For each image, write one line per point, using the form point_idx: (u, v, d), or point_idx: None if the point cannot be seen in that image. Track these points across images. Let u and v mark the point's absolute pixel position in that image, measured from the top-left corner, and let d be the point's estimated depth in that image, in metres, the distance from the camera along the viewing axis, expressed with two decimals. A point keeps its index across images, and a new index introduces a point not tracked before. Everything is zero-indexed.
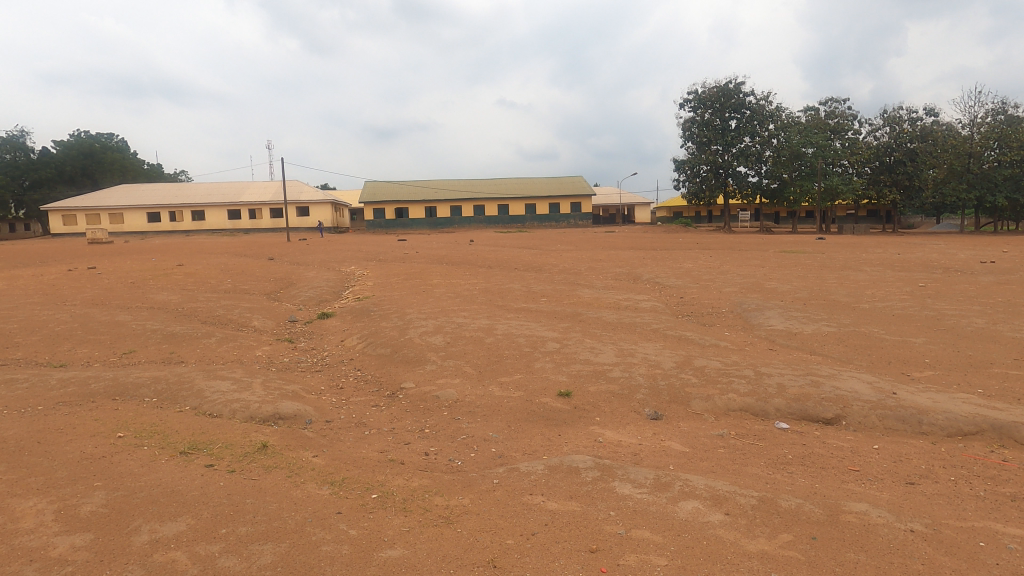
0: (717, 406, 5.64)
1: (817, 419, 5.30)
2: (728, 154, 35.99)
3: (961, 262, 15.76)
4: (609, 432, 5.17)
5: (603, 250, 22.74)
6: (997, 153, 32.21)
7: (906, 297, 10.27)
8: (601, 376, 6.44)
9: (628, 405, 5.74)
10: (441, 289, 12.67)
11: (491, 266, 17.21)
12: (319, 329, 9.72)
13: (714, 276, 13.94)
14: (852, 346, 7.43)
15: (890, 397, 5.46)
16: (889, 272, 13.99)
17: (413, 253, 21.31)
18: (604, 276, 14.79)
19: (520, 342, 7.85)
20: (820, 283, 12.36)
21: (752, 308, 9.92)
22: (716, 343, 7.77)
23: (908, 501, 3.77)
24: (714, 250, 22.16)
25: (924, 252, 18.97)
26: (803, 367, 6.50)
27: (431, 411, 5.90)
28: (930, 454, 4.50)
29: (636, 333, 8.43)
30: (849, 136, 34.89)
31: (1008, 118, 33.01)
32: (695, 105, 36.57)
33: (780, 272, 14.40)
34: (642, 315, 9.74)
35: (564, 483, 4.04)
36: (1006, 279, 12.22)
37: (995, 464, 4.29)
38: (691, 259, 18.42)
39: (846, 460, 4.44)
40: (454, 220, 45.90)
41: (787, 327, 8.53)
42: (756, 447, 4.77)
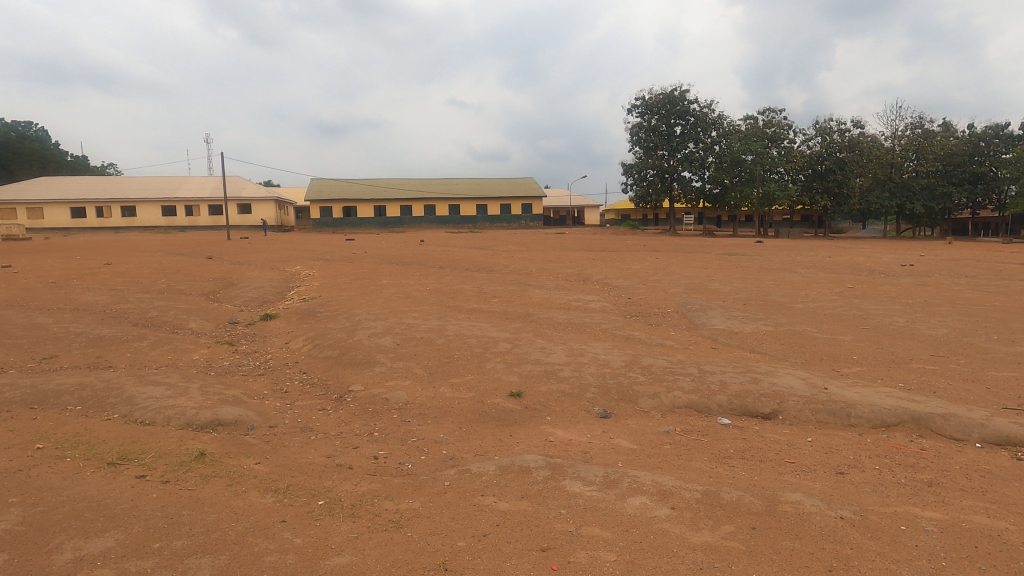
0: (663, 403, 5.80)
1: (756, 414, 5.53)
2: (673, 159, 37.16)
3: (884, 264, 16.89)
4: (560, 431, 5.22)
5: (554, 251, 23.05)
6: (915, 163, 35.10)
7: (836, 298, 10.93)
8: (552, 376, 6.50)
9: (578, 404, 5.83)
10: (391, 289, 12.49)
11: (442, 266, 17.12)
12: (262, 331, 9.36)
13: (661, 277, 14.39)
14: (787, 344, 7.83)
15: (822, 392, 5.78)
16: (821, 273, 14.83)
17: (362, 253, 20.92)
18: (554, 277, 14.98)
19: (472, 342, 7.83)
20: (758, 284, 12.96)
21: (695, 308, 10.31)
22: (662, 342, 8.01)
23: (839, 490, 3.99)
24: (660, 252, 22.90)
25: (852, 255, 20.27)
26: (743, 365, 6.79)
27: (381, 414, 5.78)
28: (858, 445, 4.79)
29: (586, 333, 8.57)
30: (785, 144, 36.76)
31: (924, 132, 36.04)
32: (643, 110, 37.63)
33: (722, 273, 15.03)
34: (592, 315, 9.90)
35: (515, 483, 4.04)
36: (923, 280, 13.24)
37: (914, 453, 4.62)
38: (638, 260, 18.95)
39: (783, 453, 4.67)
40: (404, 219, 45.27)
41: (729, 326, 8.90)
42: (700, 442, 4.94)
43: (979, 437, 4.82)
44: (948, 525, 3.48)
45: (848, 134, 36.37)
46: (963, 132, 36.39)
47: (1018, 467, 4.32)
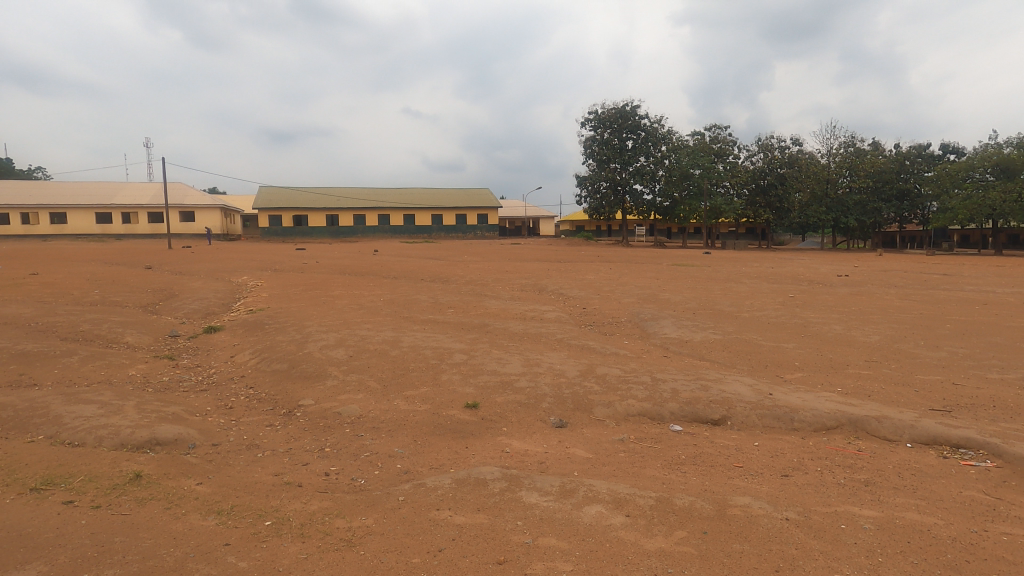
0: (617, 411, 5.89)
1: (707, 420, 5.69)
2: (625, 172, 38.10)
3: (822, 275, 17.81)
4: (516, 441, 5.21)
5: (509, 261, 23.16)
6: (849, 180, 37.28)
7: (779, 307, 11.43)
8: (508, 386, 6.49)
9: (535, 414, 5.84)
10: (344, 300, 12.20)
11: (397, 277, 16.88)
12: (205, 345, 8.94)
13: (614, 287, 14.67)
14: (734, 352, 8.11)
15: (767, 398, 6.01)
16: (765, 284, 15.50)
17: (314, 263, 20.39)
18: (510, 287, 15.02)
19: (427, 354, 7.74)
20: (707, 294, 13.40)
21: (648, 317, 10.55)
22: (616, 351, 8.15)
23: (784, 492, 4.14)
24: (613, 262, 23.38)
25: (792, 267, 21.28)
26: (694, 372, 6.98)
27: (332, 428, 5.61)
28: (801, 448, 4.99)
29: (542, 343, 8.61)
30: (730, 160, 38.35)
31: (856, 150, 38.38)
32: (596, 124, 38.51)
33: (672, 284, 15.47)
34: (548, 325, 9.97)
35: (471, 496, 4.00)
36: (857, 290, 14.03)
37: (852, 454, 4.85)
38: (591, 271, 19.27)
39: (732, 458, 4.81)
40: (358, 229, 44.47)
41: (679, 335, 9.15)
42: (653, 449, 5.04)
43: (909, 437, 5.12)
44: (884, 522, 3.66)
45: (788, 151, 38.37)
46: (891, 151, 38.96)
47: (945, 464, 4.61)
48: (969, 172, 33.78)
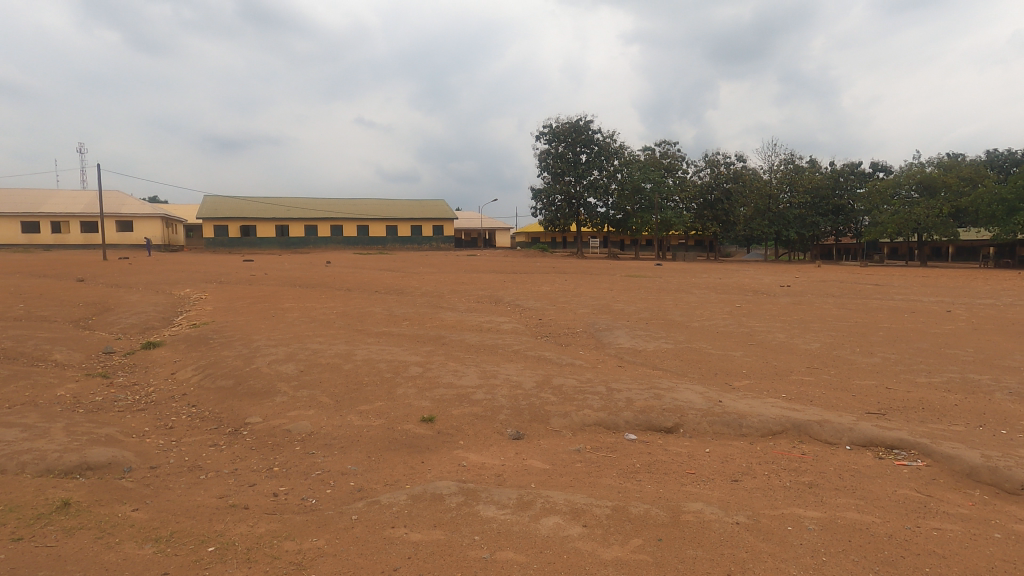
0: (574, 422, 5.93)
1: (660, 428, 5.80)
2: (579, 185, 38.79)
3: (766, 285, 18.60)
4: (473, 455, 5.16)
5: (465, 272, 23.09)
6: (789, 195, 39.23)
7: (727, 316, 11.85)
8: (464, 399, 6.43)
9: (492, 426, 5.80)
10: (294, 313, 11.83)
11: (350, 288, 16.52)
12: (143, 362, 8.46)
13: (569, 298, 14.86)
14: (686, 360, 8.34)
15: (717, 405, 6.19)
16: (714, 294, 16.06)
17: (263, 275, 19.72)
18: (466, 299, 14.95)
19: (381, 367, 7.58)
20: (659, 304, 13.76)
21: (602, 328, 10.72)
22: (572, 362, 8.23)
23: (734, 497, 4.26)
24: (568, 274, 23.70)
25: (739, 277, 22.13)
26: (647, 381, 7.12)
27: (282, 446, 5.40)
28: (749, 453, 5.16)
29: (498, 355, 8.60)
30: (679, 174, 39.70)
31: (796, 167, 40.46)
32: (550, 138, 39.11)
33: (626, 294, 15.80)
34: (504, 337, 9.97)
35: (427, 513, 3.92)
36: (798, 299, 14.74)
37: (797, 458, 5.05)
38: (547, 282, 19.45)
39: (685, 465, 4.92)
40: (309, 239, 43.37)
41: (633, 345, 9.34)
42: (609, 458, 5.09)
43: (848, 440, 5.37)
44: (826, 522, 3.82)
45: (733, 167, 40.06)
46: (826, 168, 41.25)
47: (880, 465, 4.86)
48: (896, 189, 36.21)
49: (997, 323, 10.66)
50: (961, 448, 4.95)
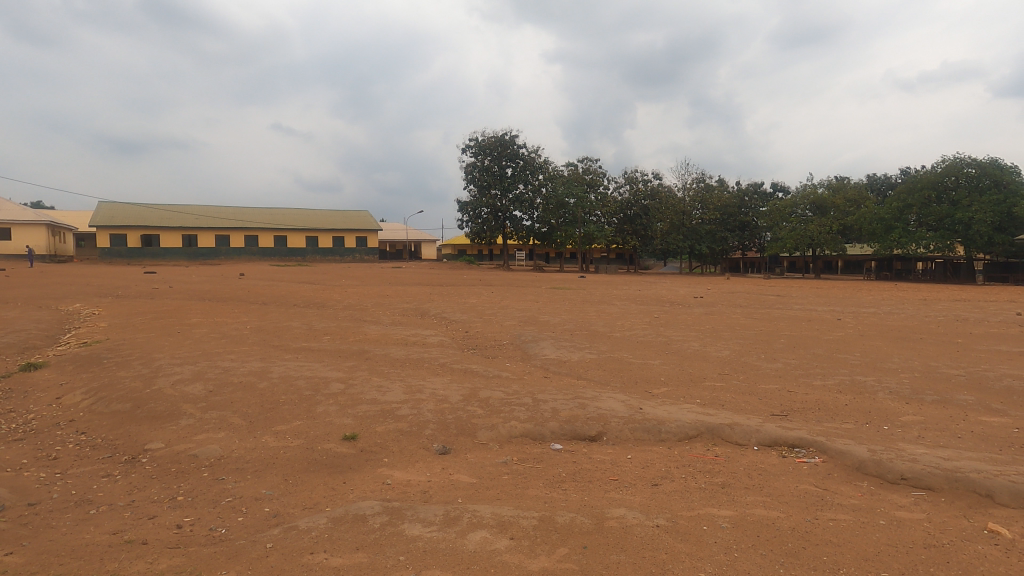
0: (500, 434, 5.92)
1: (584, 437, 5.92)
2: (505, 198, 39.22)
3: (681, 297, 19.66)
4: (398, 472, 5.02)
5: (390, 285, 22.61)
6: (701, 212, 41.81)
7: (646, 326, 12.37)
8: (389, 415, 6.26)
9: (417, 442, 5.68)
10: (203, 328, 11.06)
11: (266, 302, 15.69)
12: (22, 386, 7.55)
13: (496, 310, 14.91)
14: (608, 370, 8.60)
15: (638, 412, 6.43)
16: (634, 305, 16.75)
17: (167, 288, 18.32)
18: (391, 312, 14.62)
19: (300, 385, 7.22)
20: (583, 316, 14.13)
21: (528, 339, 10.85)
22: (498, 374, 8.25)
23: (655, 500, 4.42)
24: (495, 286, 23.82)
25: (656, 290, 23.26)
26: (572, 391, 7.27)
27: (187, 473, 4.99)
28: (668, 458, 5.38)
29: (424, 368, 8.46)
30: (601, 190, 41.18)
31: (706, 185, 43.21)
32: (476, 151, 39.37)
33: (551, 306, 16.11)
34: (431, 350, 9.83)
35: (349, 535, 3.76)
36: (710, 310, 15.69)
37: (711, 460, 5.33)
38: (474, 294, 19.46)
39: (608, 472, 5.05)
40: (221, 250, 40.82)
41: (558, 355, 9.51)
42: (535, 469, 5.13)
43: (756, 440, 5.75)
44: (738, 520, 4.05)
45: (650, 184, 42.18)
46: (733, 187, 44.39)
47: (784, 463, 5.23)
48: (793, 208, 39.60)
49: (879, 330, 11.85)
50: (851, 443, 5.43)
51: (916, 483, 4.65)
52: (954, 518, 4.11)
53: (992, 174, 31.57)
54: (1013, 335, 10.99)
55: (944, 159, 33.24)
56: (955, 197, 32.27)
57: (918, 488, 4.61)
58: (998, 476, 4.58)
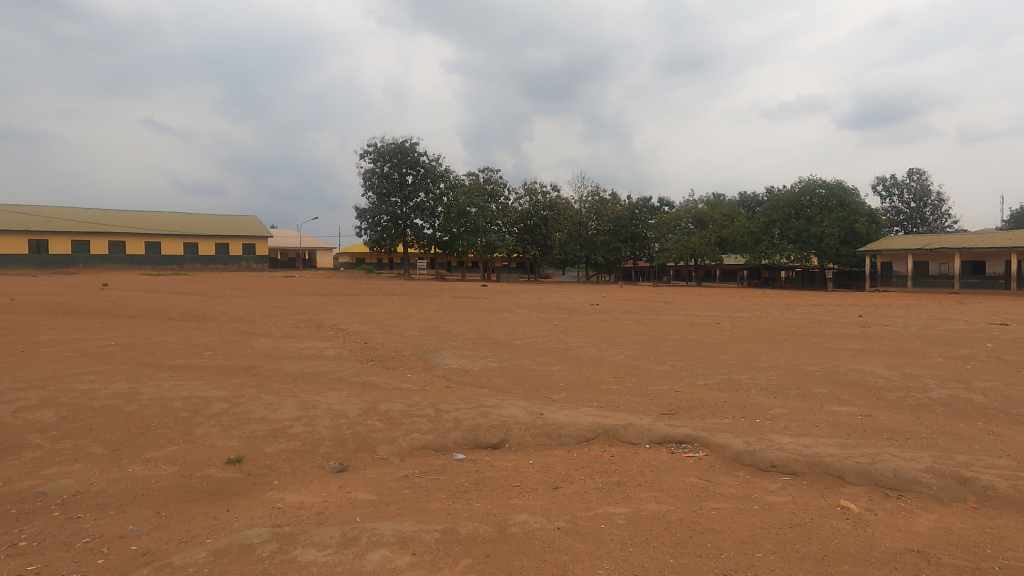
0: (402, 447, 5.76)
1: (487, 445, 5.93)
2: (405, 207, 38.55)
3: (579, 304, 20.44)
4: (290, 495, 4.70)
5: (281, 295, 21.30)
6: (596, 223, 43.95)
7: (546, 334, 12.69)
8: (280, 434, 5.86)
9: (312, 461, 5.37)
10: (55, 346, 9.69)
11: (136, 316, 14.12)
12: None
13: (396, 320, 14.55)
14: (510, 377, 8.70)
15: (539, 418, 6.56)
16: (534, 313, 17.13)
17: (8, 301, 15.88)
18: (282, 324, 13.73)
19: (176, 406, 6.55)
20: (484, 324, 14.19)
21: (430, 349, 10.68)
22: (399, 386, 8.04)
23: (556, 503, 4.53)
24: (395, 295, 23.28)
25: (555, 298, 23.97)
26: (475, 400, 7.25)
27: (32, 514, 4.31)
28: (568, 461, 5.54)
29: (319, 383, 8.03)
30: (502, 201, 41.78)
31: (601, 198, 45.46)
32: (375, 157, 38.41)
33: (453, 315, 16.03)
34: (327, 363, 9.35)
35: (234, 568, 3.44)
36: (605, 316, 16.46)
37: (608, 460, 5.56)
38: (373, 304, 18.87)
39: (510, 478, 5.09)
40: (78, 258, 36.29)
41: (460, 365, 9.47)
42: (438, 481, 5.04)
43: (648, 439, 6.08)
44: (633, 516, 4.25)
45: (549, 197, 43.55)
46: (624, 200, 47.07)
47: (673, 459, 5.58)
48: (677, 221, 42.75)
49: (750, 332, 13.10)
50: (730, 437, 5.93)
51: (783, 469, 5.17)
52: (814, 498, 4.62)
53: (838, 195, 36.27)
54: (857, 335, 12.65)
55: (801, 181, 37.64)
56: (810, 214, 36.62)
57: (784, 474, 5.12)
58: (848, 458, 5.23)
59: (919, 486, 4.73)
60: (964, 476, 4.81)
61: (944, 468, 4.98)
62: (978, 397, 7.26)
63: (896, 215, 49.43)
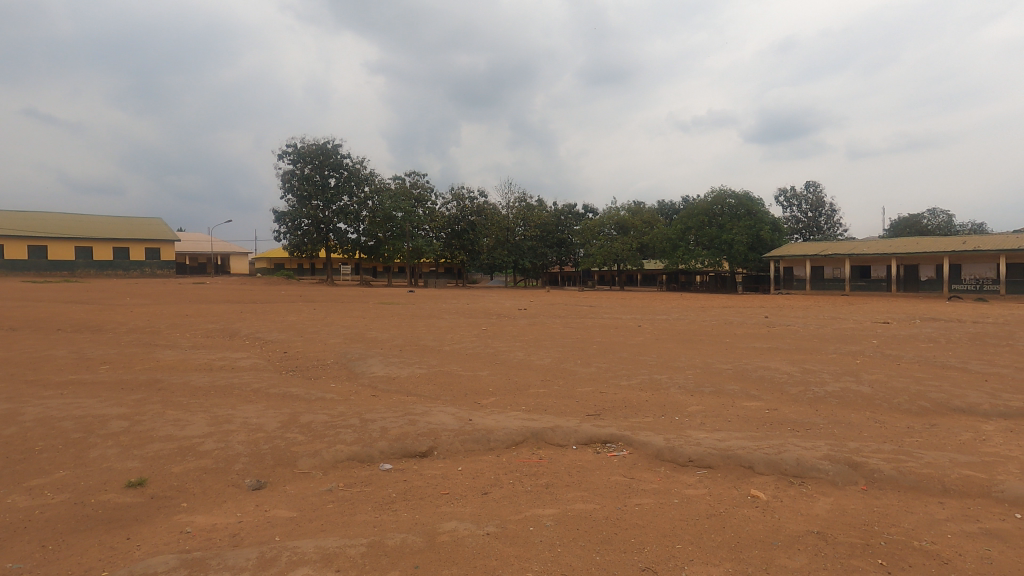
0: (324, 460, 5.54)
1: (415, 454, 5.81)
2: (328, 210, 37.23)
3: (507, 309, 20.60)
4: (200, 517, 4.37)
5: (191, 303, 19.90)
6: (523, 229, 44.68)
7: (474, 339, 12.67)
8: (189, 452, 5.46)
9: (225, 479, 5.04)
10: None
11: (17, 327, 12.69)
12: None
13: (318, 328, 13.98)
14: (438, 384, 8.59)
15: (467, 423, 6.53)
16: (462, 318, 17.06)
17: None
18: (191, 334, 12.79)
19: (66, 427, 5.93)
20: (411, 330, 13.97)
21: (355, 357, 10.36)
22: (322, 396, 7.72)
23: (485, 509, 4.52)
24: (317, 302, 22.39)
25: (483, 302, 24.01)
26: (402, 408, 7.10)
27: None
28: (498, 465, 5.54)
29: (234, 396, 7.55)
30: (429, 205, 41.35)
31: (527, 204, 46.17)
32: (295, 158, 36.86)
33: (378, 322, 15.63)
34: (242, 375, 8.81)
35: None
36: (533, 321, 16.72)
37: (536, 463, 5.63)
38: (293, 311, 18.05)
39: (439, 486, 5.03)
40: None
41: (387, 372, 9.25)
42: (364, 493, 4.89)
43: (574, 440, 6.21)
44: (560, 517, 4.32)
45: (477, 202, 43.66)
46: (550, 207, 48.10)
47: (598, 458, 5.74)
48: (601, 228, 44.25)
49: (669, 333, 13.73)
50: (651, 435, 6.18)
51: (700, 463, 5.45)
52: (727, 489, 4.91)
53: (746, 205, 38.99)
54: (763, 334, 13.61)
55: (713, 191, 40.16)
56: (722, 222, 39.13)
57: (701, 467, 5.41)
58: (756, 450, 5.60)
59: (818, 472, 5.15)
60: (855, 461, 5.29)
61: (839, 455, 5.45)
62: (866, 388, 8.02)
63: (796, 224, 53.79)
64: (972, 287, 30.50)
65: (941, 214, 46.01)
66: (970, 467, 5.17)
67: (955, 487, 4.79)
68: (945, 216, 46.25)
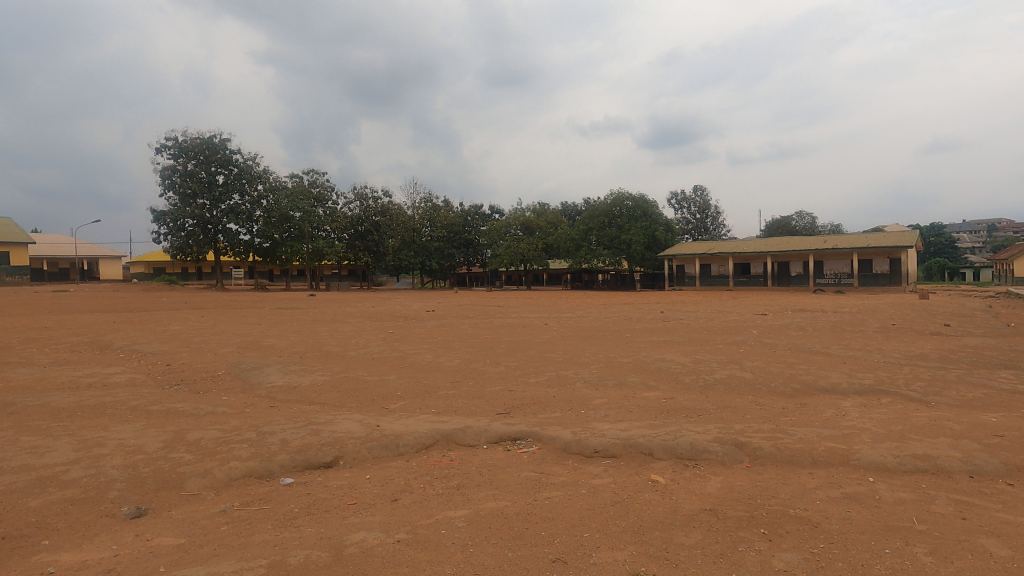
0: (216, 479, 5.11)
1: (319, 465, 5.54)
2: (216, 210, 34.49)
3: (413, 311, 20.24)
4: (67, 554, 3.87)
5: (53, 314, 17.61)
6: (429, 230, 44.05)
7: (380, 343, 12.29)
8: (52, 482, 4.82)
9: (100, 509, 4.50)
10: None
11: None
12: None
13: (208, 337, 12.86)
14: (343, 391, 8.25)
15: (375, 430, 6.33)
16: (368, 322, 16.55)
17: None
18: (52, 349, 11.27)
19: None
20: (312, 336, 13.27)
21: (250, 367, 9.67)
22: (212, 410, 7.13)
23: (396, 516, 4.40)
24: (205, 309, 20.65)
25: (390, 305, 23.43)
26: (303, 419, 6.73)
27: None
28: (407, 471, 5.43)
29: (108, 416, 6.76)
30: (329, 205, 39.92)
31: (434, 205, 45.67)
32: (176, 153, 33.70)
33: (278, 328, 14.75)
34: (117, 392, 7.90)
35: None
36: (441, 322, 16.55)
37: (446, 465, 5.57)
38: (177, 319, 16.52)
39: (346, 496, 4.83)
40: None
41: (286, 381, 8.73)
42: (262, 510, 4.58)
43: (484, 440, 6.24)
44: (472, 517, 4.32)
45: (381, 202, 42.56)
46: (456, 207, 47.96)
47: (508, 456, 5.81)
48: (507, 228, 44.81)
49: (574, 331, 14.20)
50: (559, 429, 6.36)
51: (605, 453, 5.70)
52: (631, 476, 5.18)
53: (641, 207, 41.39)
54: (660, 329, 14.48)
55: (612, 194, 42.20)
56: (620, 222, 41.24)
57: (606, 457, 5.65)
58: (655, 437, 5.95)
59: (709, 454, 5.58)
60: (741, 441, 5.79)
61: (727, 437, 5.93)
62: (748, 374, 8.80)
63: (686, 224, 57.88)
64: (832, 280, 34.44)
65: (806, 215, 51.58)
66: (833, 440, 5.85)
67: (822, 458, 5.39)
68: (810, 218, 51.84)
